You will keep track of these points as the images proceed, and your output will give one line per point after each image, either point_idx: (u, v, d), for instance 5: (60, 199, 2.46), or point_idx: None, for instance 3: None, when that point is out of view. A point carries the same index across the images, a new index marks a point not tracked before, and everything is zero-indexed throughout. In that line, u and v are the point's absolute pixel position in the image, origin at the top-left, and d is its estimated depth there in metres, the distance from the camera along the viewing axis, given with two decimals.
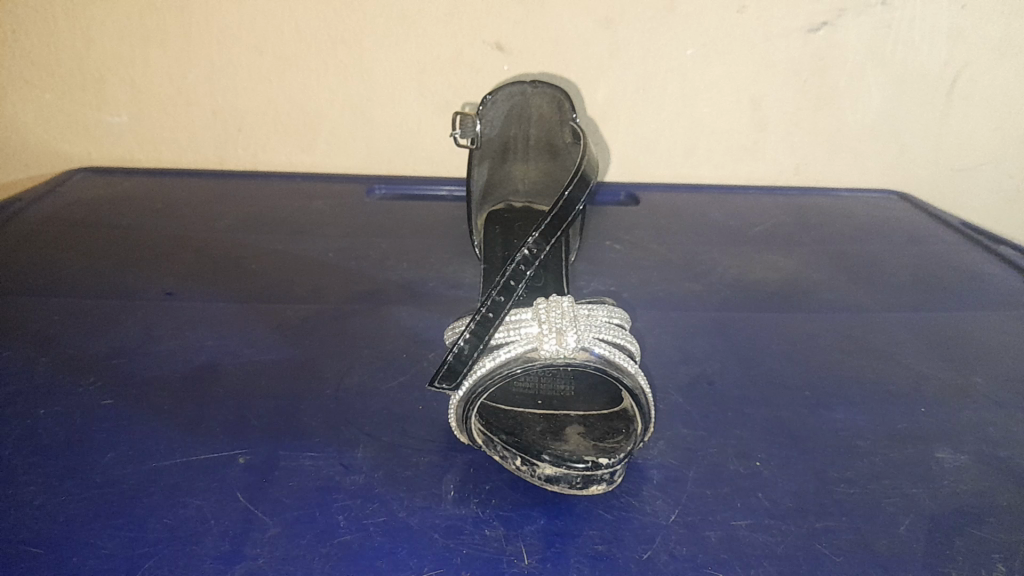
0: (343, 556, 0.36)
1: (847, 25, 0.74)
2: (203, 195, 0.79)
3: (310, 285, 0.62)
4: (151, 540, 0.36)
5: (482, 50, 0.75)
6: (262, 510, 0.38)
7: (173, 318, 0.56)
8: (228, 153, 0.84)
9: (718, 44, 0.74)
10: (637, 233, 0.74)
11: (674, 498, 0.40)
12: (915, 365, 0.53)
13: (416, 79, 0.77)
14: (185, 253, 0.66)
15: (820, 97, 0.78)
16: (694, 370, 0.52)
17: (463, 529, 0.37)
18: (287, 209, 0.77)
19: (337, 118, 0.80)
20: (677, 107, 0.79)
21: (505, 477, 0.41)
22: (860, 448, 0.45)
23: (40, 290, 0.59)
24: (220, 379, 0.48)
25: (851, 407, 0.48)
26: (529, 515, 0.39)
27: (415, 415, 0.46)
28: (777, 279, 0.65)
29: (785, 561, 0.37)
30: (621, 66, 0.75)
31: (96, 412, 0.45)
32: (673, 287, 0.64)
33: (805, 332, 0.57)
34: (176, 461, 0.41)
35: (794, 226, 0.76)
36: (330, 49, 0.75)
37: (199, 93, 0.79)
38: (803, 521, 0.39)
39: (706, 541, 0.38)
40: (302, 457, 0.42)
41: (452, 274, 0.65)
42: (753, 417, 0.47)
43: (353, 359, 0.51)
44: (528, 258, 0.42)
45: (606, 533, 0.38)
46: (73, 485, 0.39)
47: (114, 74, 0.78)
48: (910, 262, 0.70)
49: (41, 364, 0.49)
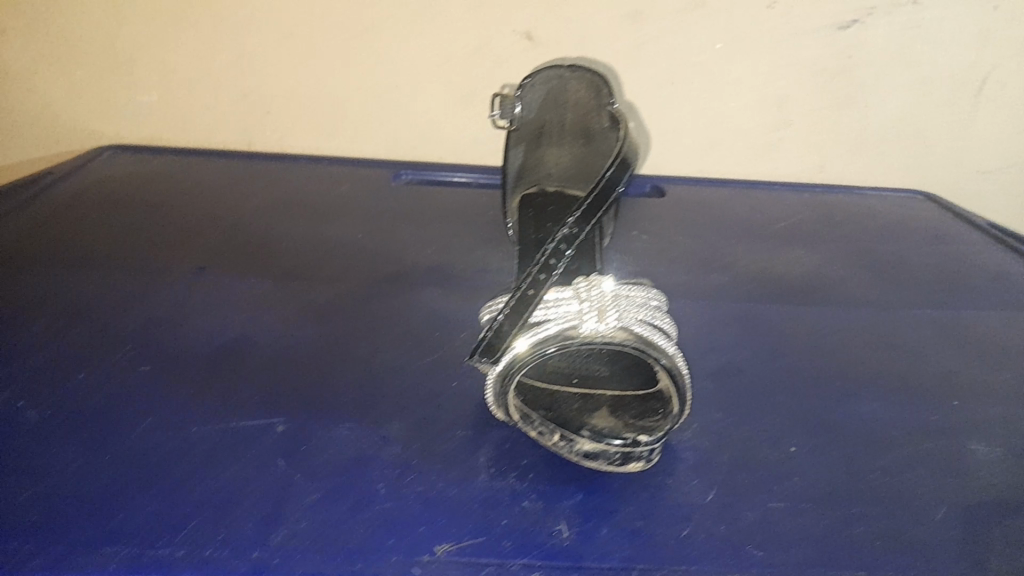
0: (383, 522, 0.36)
1: (876, 23, 0.74)
2: (231, 175, 0.80)
3: (338, 265, 0.62)
4: (193, 501, 0.36)
5: (511, 40, 0.75)
6: (302, 476, 0.38)
7: (203, 292, 0.56)
8: (254, 136, 0.84)
9: (748, 39, 0.74)
10: (662, 225, 0.74)
11: (708, 480, 0.40)
12: (941, 360, 0.53)
13: (445, 66, 0.77)
14: (214, 230, 0.67)
15: (846, 96, 0.79)
16: (722, 357, 0.52)
17: (501, 501, 0.38)
18: (313, 191, 0.77)
19: (365, 103, 0.80)
20: (702, 102, 0.79)
21: (540, 454, 0.41)
22: (890, 438, 0.45)
23: (72, 262, 0.59)
24: (254, 351, 0.49)
25: (879, 399, 0.49)
26: (565, 490, 0.39)
27: (448, 392, 0.46)
28: (803, 274, 0.65)
29: (822, 543, 0.37)
30: (648, 59, 0.76)
31: (133, 378, 0.45)
32: (700, 278, 0.64)
33: (833, 325, 0.57)
34: (215, 427, 0.41)
35: (817, 223, 0.76)
36: (359, 34, 0.76)
37: (229, 76, 0.79)
38: (838, 506, 0.39)
39: (742, 521, 0.38)
40: (338, 427, 0.42)
41: (478, 257, 0.65)
42: (784, 405, 0.47)
43: (385, 337, 0.52)
44: (568, 237, 0.42)
45: (643, 510, 0.38)
46: (113, 446, 0.39)
47: (145, 53, 0.78)
48: (937, 261, 0.69)
49: (77, 331, 0.50)
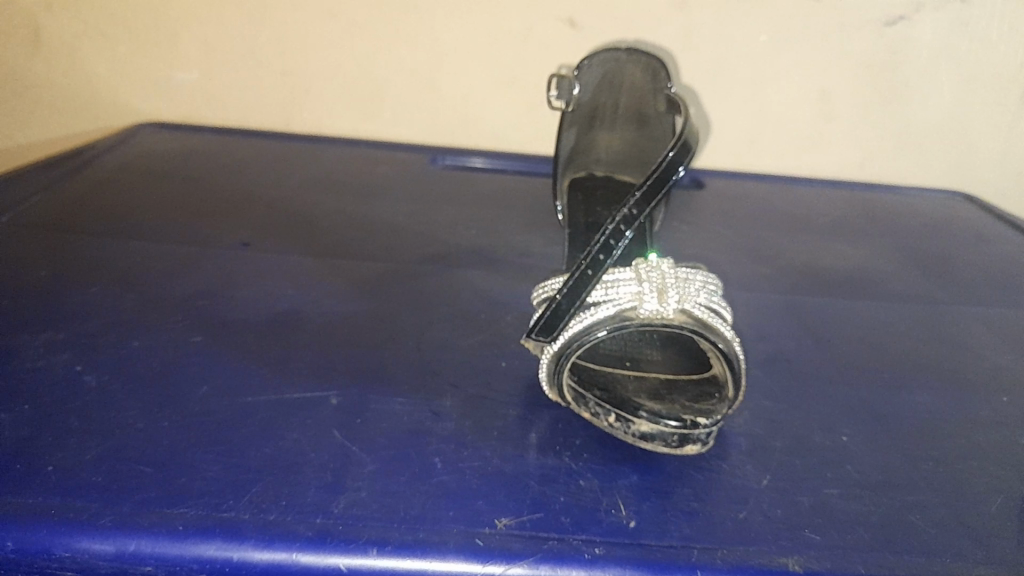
0: (441, 494, 0.36)
1: (924, 20, 0.73)
2: (271, 154, 0.80)
3: (382, 244, 0.62)
4: (254, 467, 0.37)
5: (555, 26, 0.75)
6: (359, 447, 0.38)
7: (250, 266, 0.56)
8: (293, 117, 0.84)
9: (793, 32, 0.74)
10: (702, 216, 0.73)
11: (762, 464, 0.40)
12: (991, 356, 0.53)
13: (487, 51, 0.77)
14: (257, 207, 0.67)
15: (890, 92, 0.78)
16: (769, 347, 0.52)
17: (558, 478, 0.38)
18: (353, 172, 0.77)
19: (405, 86, 0.81)
20: (744, 95, 0.78)
21: (593, 434, 0.41)
22: (943, 430, 0.45)
23: (119, 233, 0.59)
24: (304, 325, 0.49)
25: (930, 392, 0.48)
26: (620, 469, 0.39)
27: (498, 371, 0.46)
28: (846, 268, 0.65)
29: (880, 529, 0.37)
30: (691, 49, 0.75)
31: (186, 347, 0.45)
32: (743, 269, 0.63)
33: (879, 318, 0.57)
34: (270, 396, 0.42)
35: (858, 219, 0.76)
36: (403, 17, 0.76)
37: (271, 55, 0.79)
38: (894, 494, 0.39)
39: (798, 506, 0.38)
40: (391, 401, 0.42)
41: (521, 242, 0.65)
42: (835, 395, 0.47)
43: (432, 315, 0.52)
44: (627, 218, 0.40)
45: (699, 492, 0.38)
46: (172, 412, 0.40)
47: (188, 31, 0.78)
48: (981, 260, 0.69)
49: (128, 300, 0.50)
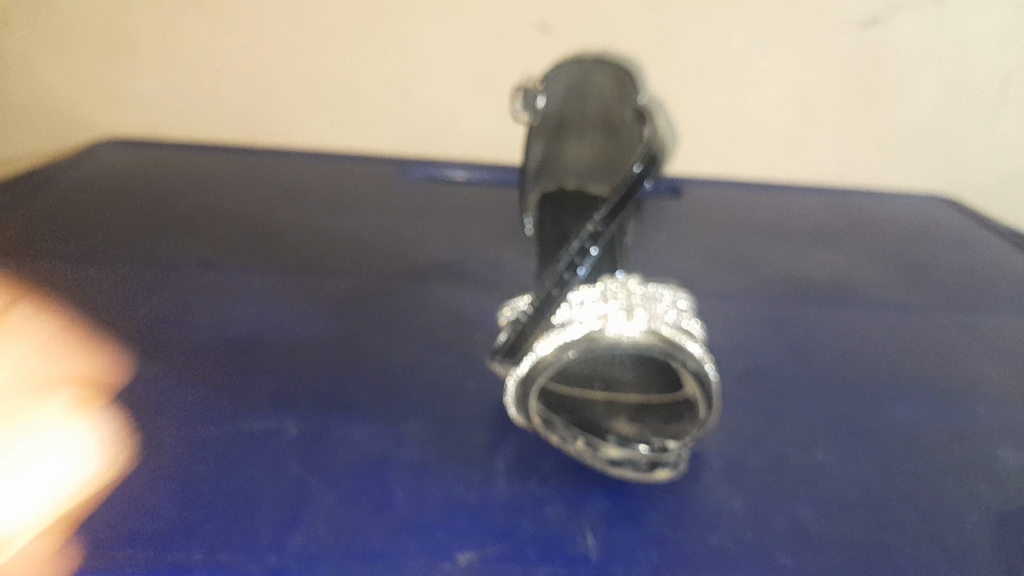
0: (402, 526, 0.35)
1: (901, 20, 0.72)
2: (239, 169, 0.78)
3: (351, 260, 0.61)
4: (209, 503, 0.35)
5: (527, 34, 0.74)
6: (318, 480, 0.37)
7: (215, 288, 0.55)
8: (263, 129, 0.83)
9: (769, 35, 0.73)
10: (678, 226, 0.72)
11: (735, 485, 0.39)
12: (970, 365, 0.52)
13: (459, 59, 0.76)
14: (224, 224, 0.66)
15: (867, 93, 0.77)
16: (744, 360, 0.51)
17: (523, 505, 0.37)
18: (325, 185, 0.76)
19: (378, 96, 0.79)
20: (720, 100, 0.78)
21: (561, 458, 0.40)
22: (922, 444, 0.44)
23: (78, 257, 0.58)
24: (265, 349, 0.48)
25: (908, 404, 0.47)
26: (589, 495, 0.38)
27: (464, 393, 0.45)
28: (824, 276, 0.64)
29: (855, 550, 0.36)
30: (666, 53, 0.74)
31: (143, 376, 0.44)
32: (720, 279, 0.62)
33: (857, 328, 0.56)
34: (228, 428, 0.40)
35: (837, 225, 0.76)
36: (375, 26, 0.74)
37: (240, 65, 0.78)
38: (871, 513, 0.38)
39: (772, 529, 0.37)
40: (353, 430, 0.41)
41: (493, 256, 0.63)
42: (810, 410, 0.46)
43: (399, 336, 0.50)
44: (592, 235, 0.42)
45: (670, 517, 0.37)
46: (125, 448, 0.38)
47: (156, 43, 0.77)
48: (961, 266, 0.68)
49: (85, 328, 0.49)
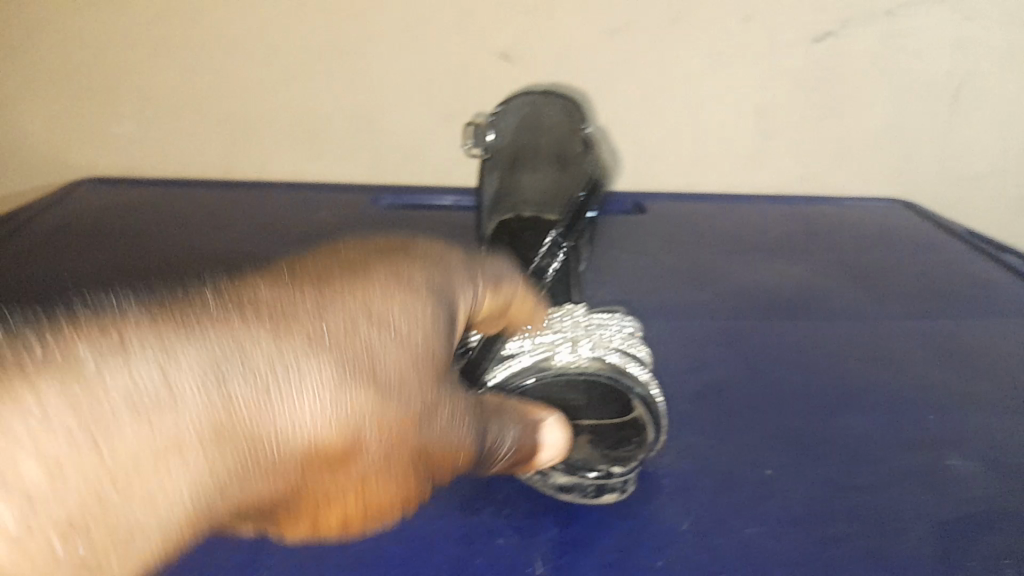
0: (356, 565, 0.38)
1: (851, 34, 0.74)
2: (210, 203, 0.79)
3: None
4: None
5: (489, 61, 0.76)
6: None
7: None
8: (233, 161, 0.83)
9: (724, 53, 0.75)
10: (642, 244, 0.73)
11: (686, 506, 0.41)
12: (925, 372, 0.53)
13: (424, 87, 0.77)
14: (197, 262, 0.67)
15: (824, 105, 0.78)
16: (702, 377, 0.52)
17: (477, 538, 0.39)
18: (296, 215, 0.77)
19: (345, 127, 0.80)
20: (681, 116, 0.79)
21: (517, 486, 0.42)
22: (873, 455, 0.45)
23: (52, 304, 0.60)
24: None
25: (862, 415, 0.49)
26: (541, 524, 0.39)
27: None
28: (786, 288, 0.65)
29: (798, 566, 0.37)
30: (625, 74, 0.76)
31: None
32: (682, 296, 0.64)
33: (815, 339, 0.57)
34: None
35: (800, 233, 0.77)
36: (340, 59, 0.76)
37: (209, 101, 0.79)
38: (816, 528, 0.40)
39: (717, 549, 0.38)
40: None
41: None
42: (766, 425, 0.47)
43: None
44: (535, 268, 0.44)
45: (618, 543, 0.39)
46: None
47: (127, 83, 0.79)
48: (921, 271, 0.70)
49: None
